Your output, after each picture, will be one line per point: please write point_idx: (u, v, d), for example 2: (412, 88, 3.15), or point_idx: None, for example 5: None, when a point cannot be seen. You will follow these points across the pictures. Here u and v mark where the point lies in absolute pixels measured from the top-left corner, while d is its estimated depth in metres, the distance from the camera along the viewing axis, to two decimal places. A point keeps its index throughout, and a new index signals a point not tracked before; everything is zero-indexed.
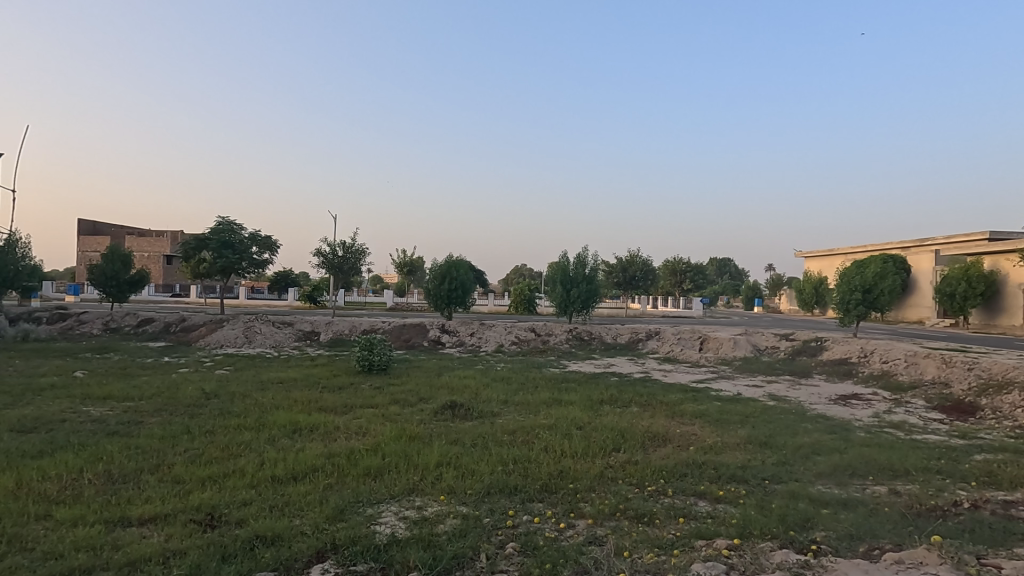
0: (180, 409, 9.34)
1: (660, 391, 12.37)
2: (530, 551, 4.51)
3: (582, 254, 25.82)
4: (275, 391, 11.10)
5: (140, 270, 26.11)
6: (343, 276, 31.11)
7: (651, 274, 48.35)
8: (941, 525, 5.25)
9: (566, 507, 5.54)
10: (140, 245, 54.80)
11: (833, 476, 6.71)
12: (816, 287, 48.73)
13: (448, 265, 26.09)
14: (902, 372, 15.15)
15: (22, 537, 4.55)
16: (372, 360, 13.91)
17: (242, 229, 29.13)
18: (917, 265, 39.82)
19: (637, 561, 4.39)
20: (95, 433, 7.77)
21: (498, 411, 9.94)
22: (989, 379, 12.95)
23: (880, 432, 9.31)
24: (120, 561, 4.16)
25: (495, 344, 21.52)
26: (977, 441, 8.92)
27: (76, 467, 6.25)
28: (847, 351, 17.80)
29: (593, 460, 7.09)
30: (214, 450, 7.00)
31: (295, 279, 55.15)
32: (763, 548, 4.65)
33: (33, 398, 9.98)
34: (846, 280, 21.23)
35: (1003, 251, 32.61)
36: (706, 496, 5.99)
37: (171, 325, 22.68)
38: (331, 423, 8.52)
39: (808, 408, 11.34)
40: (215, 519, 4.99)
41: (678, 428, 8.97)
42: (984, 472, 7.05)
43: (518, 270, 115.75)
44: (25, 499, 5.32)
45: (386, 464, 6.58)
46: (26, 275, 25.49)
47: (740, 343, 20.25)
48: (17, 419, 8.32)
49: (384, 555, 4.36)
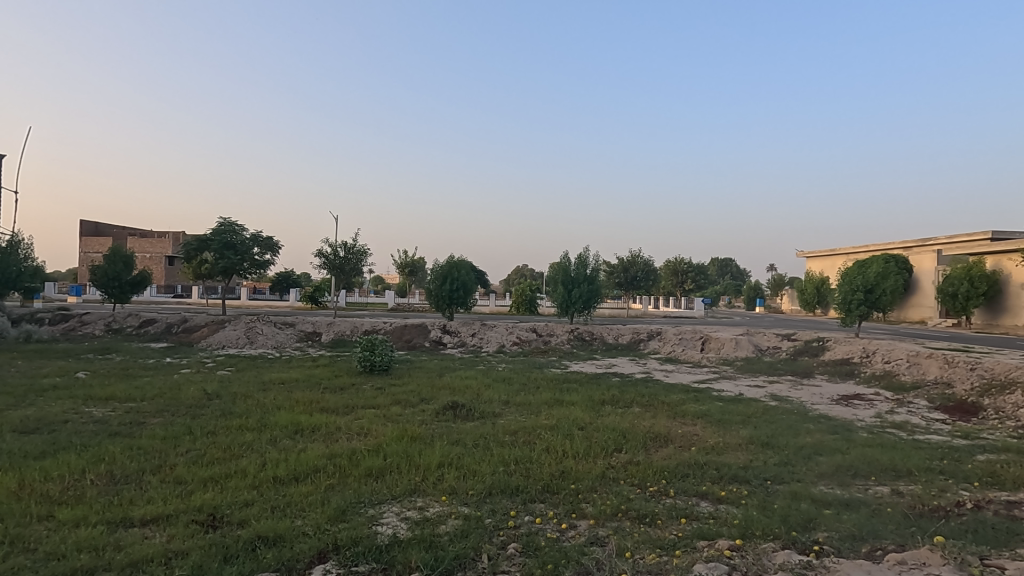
0: (184, 410, 9.38)
1: (662, 392, 12.38)
2: (532, 552, 4.51)
3: (583, 254, 25.79)
4: (276, 392, 11.10)
5: (141, 271, 26.06)
6: (344, 277, 30.91)
7: (653, 274, 47.99)
8: (944, 525, 5.24)
9: (569, 508, 5.54)
10: (141, 247, 55.02)
11: (835, 476, 6.70)
12: (817, 287, 48.67)
13: (450, 265, 26.07)
14: (904, 372, 15.11)
15: (25, 538, 4.56)
16: (373, 360, 13.92)
17: (242, 230, 29.21)
18: (919, 265, 39.81)
19: (640, 561, 4.39)
20: (98, 433, 7.82)
21: (499, 412, 9.93)
22: (992, 379, 12.92)
23: (883, 433, 9.29)
24: (122, 562, 4.16)
25: (496, 344, 21.53)
26: (980, 442, 8.89)
27: (80, 467, 6.28)
28: (849, 351, 17.79)
29: (595, 460, 7.10)
30: (216, 450, 7.03)
31: (296, 280, 55.28)
32: (766, 549, 4.64)
33: (37, 399, 10.06)
34: (848, 280, 21.19)
35: (1006, 251, 32.55)
36: (708, 497, 5.99)
37: (173, 326, 22.78)
38: (333, 423, 8.55)
39: (809, 408, 11.34)
40: (218, 519, 5.01)
41: (680, 428, 8.97)
42: (987, 473, 7.02)
43: (519, 270, 115.87)
44: (28, 499, 5.34)
45: (388, 464, 6.59)
46: (29, 276, 25.62)
47: (741, 343, 20.22)
48: (19, 419, 8.37)
49: (386, 556, 4.36)
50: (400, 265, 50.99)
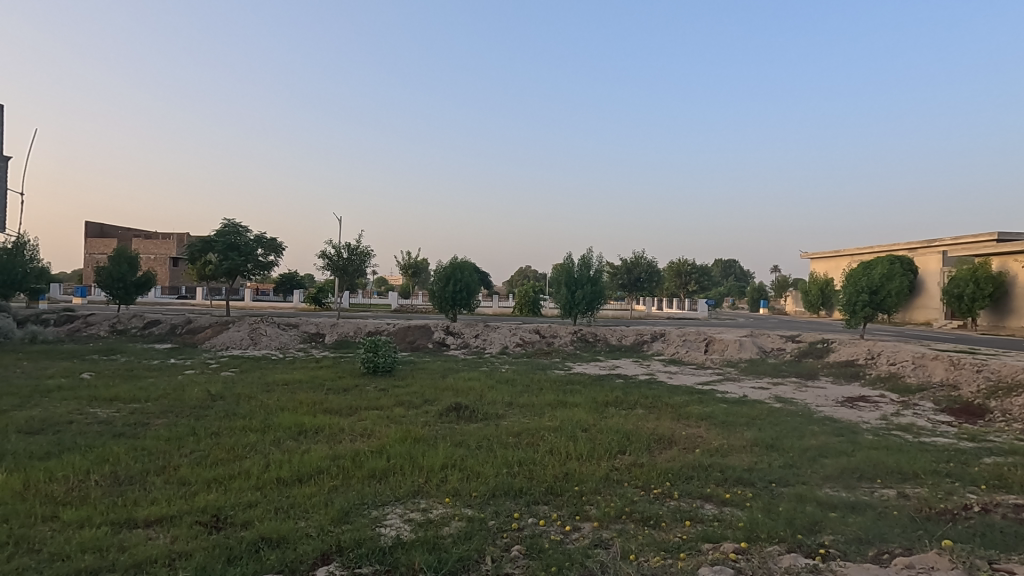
0: (188, 411, 9.40)
1: (666, 393, 12.36)
2: (536, 554, 4.49)
3: (587, 255, 25.73)
4: (279, 393, 11.07)
5: (146, 273, 26.06)
6: (348, 279, 30.98)
7: (656, 275, 47.37)
8: (951, 529, 5.19)
9: (572, 510, 5.51)
10: (146, 247, 55.31)
11: (840, 479, 6.66)
12: (821, 288, 48.57)
13: (453, 266, 26.06)
14: (910, 373, 15.03)
15: (29, 538, 4.56)
16: (376, 361, 13.92)
17: (246, 231, 29.28)
18: (924, 266, 39.65)
19: (643, 564, 4.38)
20: (103, 433, 7.85)
21: (503, 413, 9.90)
22: (998, 381, 12.87)
23: (888, 435, 9.23)
24: (126, 563, 4.16)
25: (499, 346, 21.54)
26: (986, 445, 8.79)
27: (85, 468, 6.29)
28: (854, 353, 17.72)
29: (598, 462, 7.07)
30: (219, 451, 7.04)
31: (299, 281, 55.40)
32: (771, 552, 4.61)
33: (44, 399, 10.11)
34: (853, 281, 21.10)
35: (1012, 252, 32.41)
36: (712, 499, 5.97)
37: (177, 327, 22.77)
38: (337, 425, 8.55)
39: (815, 410, 11.29)
40: (221, 521, 5.00)
41: (684, 431, 8.92)
42: (995, 476, 6.97)
43: (521, 271, 116.20)
44: (32, 499, 5.36)
45: (391, 466, 6.57)
46: (34, 277, 25.75)
47: (745, 344, 20.09)
48: (25, 420, 8.41)
49: (389, 558, 4.35)
50: (403, 266, 50.72)
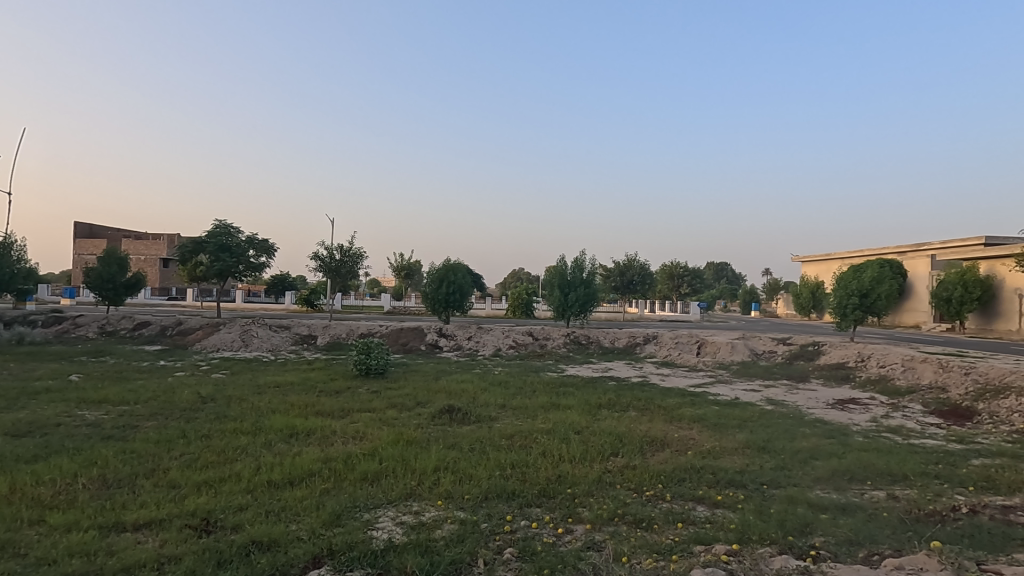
0: (177, 414, 9.29)
1: (658, 396, 12.37)
2: (528, 557, 4.47)
3: (580, 258, 25.77)
4: (271, 395, 11.02)
5: (137, 274, 25.88)
6: (340, 280, 30.83)
7: (649, 278, 47.50)
8: (940, 530, 5.25)
9: (565, 512, 5.50)
10: (136, 248, 54.88)
11: (831, 481, 6.70)
12: (812, 291, 48.95)
13: (446, 268, 25.95)
14: (899, 376, 15.14)
15: (15, 542, 4.50)
16: (368, 363, 13.86)
17: (238, 232, 29.06)
18: (914, 269, 40.03)
19: (636, 566, 4.38)
20: (90, 437, 7.72)
21: (495, 416, 9.88)
22: (986, 384, 13.00)
23: (878, 437, 9.31)
24: (114, 567, 4.11)
25: (492, 348, 21.53)
26: (975, 446, 8.89)
27: (71, 472, 6.20)
28: (844, 356, 17.84)
29: (592, 464, 7.07)
30: (209, 454, 6.97)
31: (291, 283, 55.09)
32: (763, 554, 4.63)
33: (29, 402, 9.91)
34: (843, 285, 21.22)
35: (1000, 256, 32.79)
36: (704, 501, 5.98)
37: (167, 329, 22.51)
38: (328, 428, 8.49)
39: (806, 412, 11.34)
40: (211, 524, 4.95)
41: (677, 433, 8.93)
42: (982, 477, 7.05)
43: (515, 273, 116.41)
44: (19, 503, 5.28)
45: (384, 468, 6.55)
46: (21, 277, 25.37)
47: (737, 347, 20.21)
48: (11, 423, 8.26)
49: (381, 561, 4.32)
50: (396, 268, 50.57)
